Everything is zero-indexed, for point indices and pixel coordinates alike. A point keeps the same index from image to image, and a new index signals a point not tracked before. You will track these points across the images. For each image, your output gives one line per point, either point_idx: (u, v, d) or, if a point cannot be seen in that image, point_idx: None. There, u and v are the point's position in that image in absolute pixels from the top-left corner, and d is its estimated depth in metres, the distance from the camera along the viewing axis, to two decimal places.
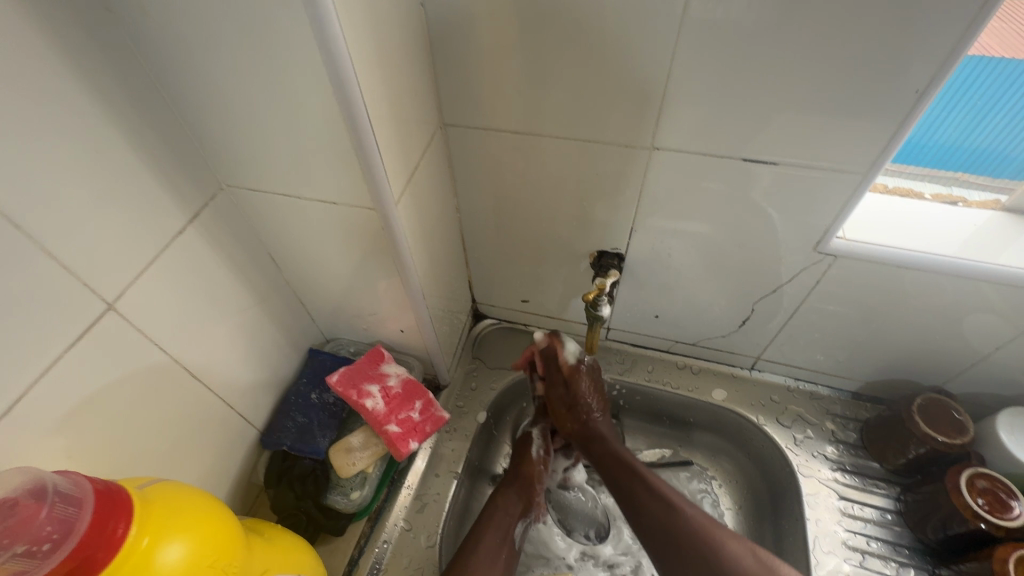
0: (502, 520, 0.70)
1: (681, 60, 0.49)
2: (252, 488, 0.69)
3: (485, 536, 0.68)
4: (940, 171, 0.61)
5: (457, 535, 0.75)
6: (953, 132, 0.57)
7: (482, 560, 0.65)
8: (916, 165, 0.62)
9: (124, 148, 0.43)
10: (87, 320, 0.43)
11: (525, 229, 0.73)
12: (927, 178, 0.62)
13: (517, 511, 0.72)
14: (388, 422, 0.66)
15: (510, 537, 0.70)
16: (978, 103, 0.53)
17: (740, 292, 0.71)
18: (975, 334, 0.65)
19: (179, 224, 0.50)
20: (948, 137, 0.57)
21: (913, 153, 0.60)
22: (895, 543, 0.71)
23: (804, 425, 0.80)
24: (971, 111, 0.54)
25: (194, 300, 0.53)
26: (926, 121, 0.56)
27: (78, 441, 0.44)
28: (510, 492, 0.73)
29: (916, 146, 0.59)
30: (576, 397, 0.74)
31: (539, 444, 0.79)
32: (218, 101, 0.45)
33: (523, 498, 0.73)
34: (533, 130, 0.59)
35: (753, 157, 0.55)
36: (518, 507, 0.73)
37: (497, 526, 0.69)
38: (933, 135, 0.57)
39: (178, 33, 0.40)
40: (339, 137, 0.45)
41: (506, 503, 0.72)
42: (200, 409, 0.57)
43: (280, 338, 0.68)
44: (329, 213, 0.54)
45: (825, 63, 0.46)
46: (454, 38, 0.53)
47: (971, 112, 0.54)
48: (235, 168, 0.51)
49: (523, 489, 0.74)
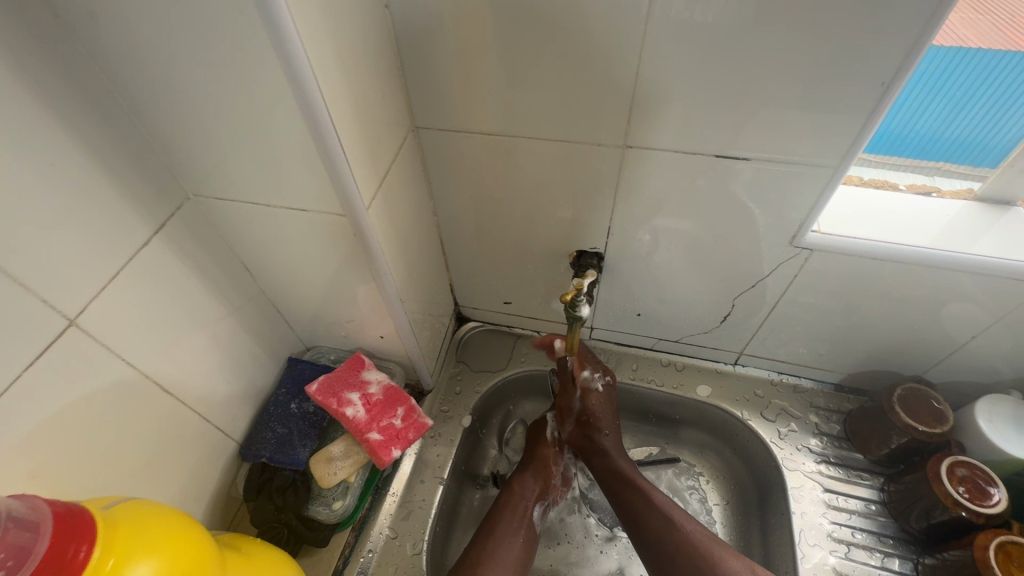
0: (518, 502, 0.71)
1: (649, 58, 0.49)
2: (232, 501, 0.67)
3: (502, 521, 0.68)
4: (922, 161, 0.61)
5: (447, 534, 0.75)
6: (933, 124, 0.56)
7: (500, 541, 0.66)
8: (899, 157, 0.61)
9: (83, 161, 0.42)
10: (48, 338, 0.42)
11: (504, 231, 0.73)
12: (910, 168, 0.62)
13: (535, 493, 0.73)
14: (369, 430, 0.65)
15: (527, 520, 0.70)
16: (958, 93, 0.52)
17: (720, 288, 0.71)
18: (953, 323, 0.65)
19: (144, 235, 0.49)
20: (928, 129, 0.56)
21: (895, 145, 0.59)
22: (880, 533, 0.71)
23: (788, 418, 0.80)
24: (950, 103, 0.53)
25: (163, 313, 0.52)
26: (905, 111, 0.55)
27: (43, 461, 0.43)
28: (526, 476, 0.75)
29: (898, 138, 0.58)
30: (588, 413, 0.76)
31: (553, 426, 0.80)
32: (179, 109, 0.44)
33: (539, 480, 0.74)
34: (506, 131, 0.59)
35: (726, 154, 0.55)
36: (535, 488, 0.73)
37: (514, 509, 0.70)
38: (914, 127, 0.57)
39: (130, 40, 0.39)
40: (303, 144, 0.44)
41: (522, 487, 0.73)
42: (174, 424, 0.56)
43: (257, 348, 0.67)
44: (300, 220, 0.53)
45: (792, 58, 0.46)
46: (422, 41, 0.53)
47: (951, 104, 0.53)
48: (201, 177, 0.50)
49: (538, 468, 0.75)
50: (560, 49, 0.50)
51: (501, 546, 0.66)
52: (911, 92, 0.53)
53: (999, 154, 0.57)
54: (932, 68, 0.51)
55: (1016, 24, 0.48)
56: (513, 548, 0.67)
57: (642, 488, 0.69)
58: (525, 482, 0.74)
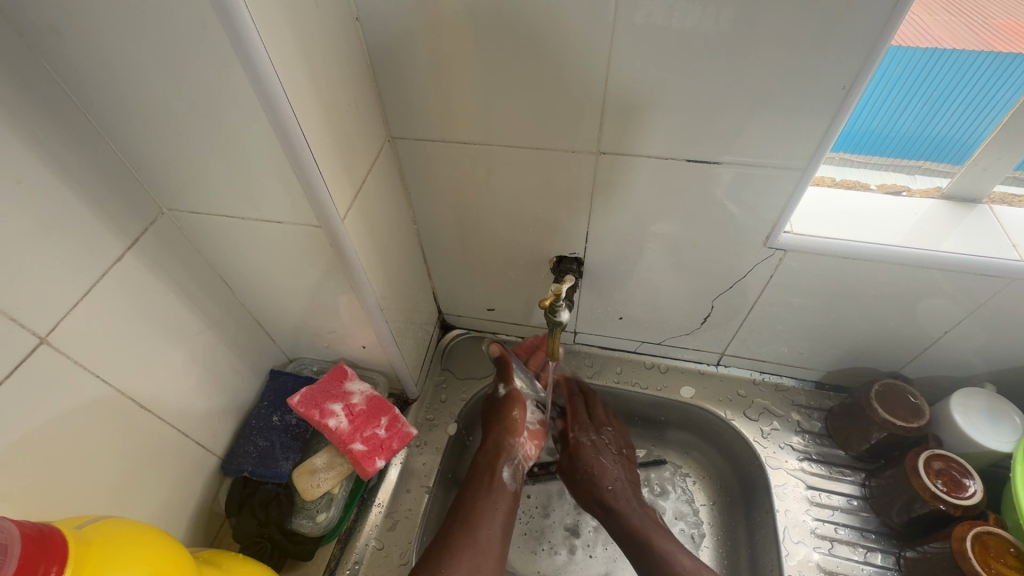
0: (484, 471, 0.72)
1: (619, 65, 0.50)
2: (214, 517, 0.67)
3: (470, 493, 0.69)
4: (902, 161, 0.62)
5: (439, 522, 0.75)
6: (912, 123, 0.57)
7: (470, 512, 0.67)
8: (879, 157, 0.62)
9: (52, 178, 0.42)
10: (19, 356, 0.42)
11: (485, 238, 0.73)
12: (889, 166, 0.63)
13: (501, 456, 0.73)
14: (353, 441, 0.65)
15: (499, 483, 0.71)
16: (935, 93, 0.54)
17: (700, 289, 0.72)
18: (927, 318, 0.66)
19: (116, 251, 0.49)
20: (908, 128, 0.58)
21: (875, 145, 0.61)
22: (863, 528, 0.72)
23: (771, 417, 0.81)
24: (928, 102, 0.55)
25: (138, 328, 0.52)
26: (884, 111, 0.56)
27: (13, 483, 0.43)
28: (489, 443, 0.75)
29: (878, 138, 0.60)
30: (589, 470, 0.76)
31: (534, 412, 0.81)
32: (148, 124, 0.44)
33: (501, 442, 0.74)
34: (481, 140, 0.60)
35: (697, 158, 0.56)
36: (501, 454, 0.74)
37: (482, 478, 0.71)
38: (893, 127, 0.58)
39: (96, 57, 0.39)
40: (275, 156, 0.44)
41: (487, 453, 0.74)
42: (152, 440, 0.56)
43: (237, 361, 0.66)
44: (276, 232, 0.53)
45: (756, 63, 0.47)
46: (395, 53, 0.53)
47: (928, 103, 0.55)
48: (174, 191, 0.50)
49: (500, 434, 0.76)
50: (532, 58, 0.51)
51: (472, 516, 0.66)
52: (889, 93, 0.55)
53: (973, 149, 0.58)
54: (908, 69, 0.52)
55: (991, 26, 0.50)
56: (491, 516, 0.67)
57: (643, 535, 0.68)
58: (490, 451, 0.74)
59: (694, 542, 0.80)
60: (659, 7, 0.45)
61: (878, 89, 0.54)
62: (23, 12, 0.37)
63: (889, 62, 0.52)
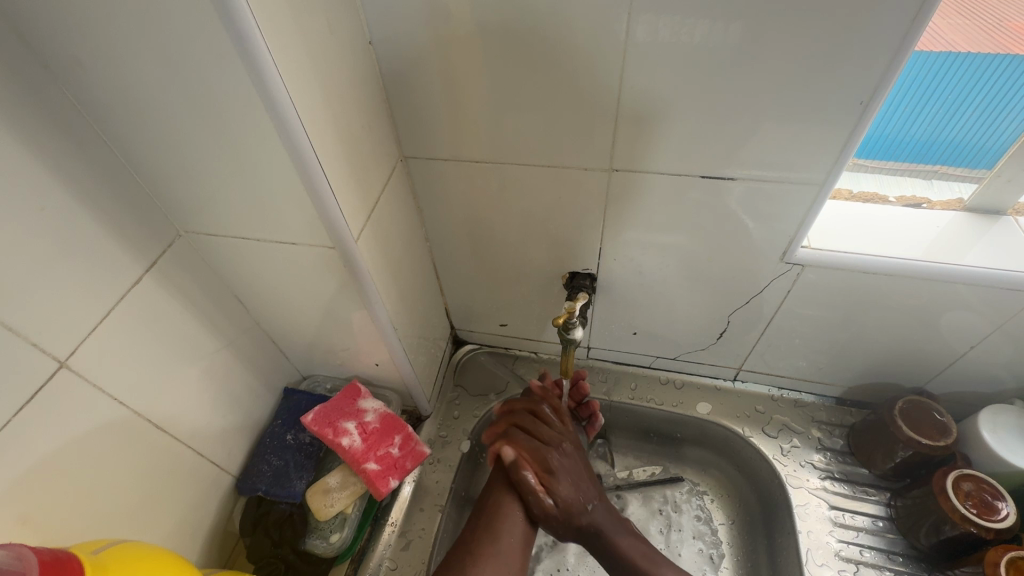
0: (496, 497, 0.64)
1: (631, 83, 0.50)
2: (228, 537, 0.66)
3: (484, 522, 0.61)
4: (919, 165, 0.60)
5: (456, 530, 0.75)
6: (927, 129, 0.56)
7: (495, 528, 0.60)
8: (895, 162, 0.61)
9: (73, 203, 0.43)
10: (39, 381, 0.42)
11: (497, 255, 0.73)
12: (907, 171, 0.61)
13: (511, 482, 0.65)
14: (366, 460, 0.65)
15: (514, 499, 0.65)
16: (951, 97, 0.53)
17: (716, 303, 0.71)
18: (953, 333, 0.65)
19: (135, 273, 0.49)
20: (923, 133, 0.56)
21: (889, 150, 0.60)
22: (889, 551, 0.70)
23: (790, 434, 0.79)
24: (943, 107, 0.54)
25: (156, 349, 0.52)
26: (899, 116, 0.56)
27: (34, 507, 0.43)
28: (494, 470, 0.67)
29: (892, 142, 0.59)
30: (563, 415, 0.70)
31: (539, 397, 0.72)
32: (165, 149, 0.45)
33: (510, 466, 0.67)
34: (493, 159, 0.60)
35: (712, 174, 0.56)
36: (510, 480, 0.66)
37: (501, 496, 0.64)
38: (908, 132, 0.57)
39: (117, 85, 0.40)
40: (291, 181, 0.45)
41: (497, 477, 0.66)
42: (168, 459, 0.56)
43: (252, 379, 0.67)
44: (291, 253, 0.53)
45: (771, 78, 0.47)
46: (409, 76, 0.54)
47: (944, 108, 0.54)
48: (191, 213, 0.51)
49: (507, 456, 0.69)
50: (544, 77, 0.51)
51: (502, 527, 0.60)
52: (904, 97, 0.54)
53: (994, 156, 0.56)
54: (922, 74, 0.52)
55: (1007, 29, 0.49)
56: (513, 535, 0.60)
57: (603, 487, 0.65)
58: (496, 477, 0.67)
59: (713, 562, 0.78)
60: (672, 26, 0.45)
61: (892, 95, 0.54)
62: (49, 46, 0.38)
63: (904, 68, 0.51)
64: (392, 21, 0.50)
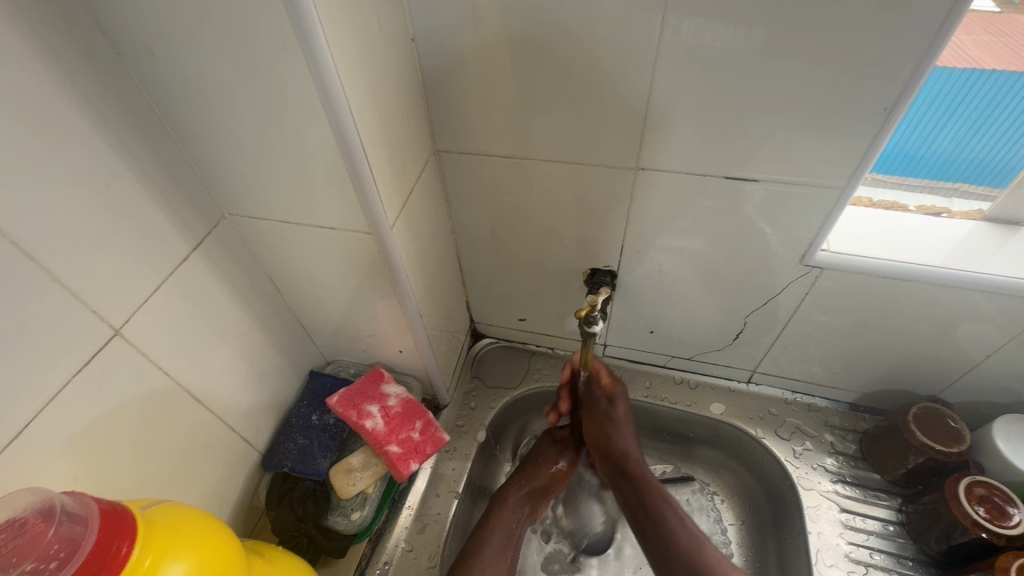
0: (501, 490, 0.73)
1: (660, 85, 0.51)
2: (253, 510, 0.69)
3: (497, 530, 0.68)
4: (939, 182, 0.62)
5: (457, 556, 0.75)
6: (949, 144, 0.57)
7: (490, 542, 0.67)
8: (914, 177, 0.62)
9: (131, 181, 0.46)
10: (96, 345, 0.45)
11: (519, 250, 0.75)
12: (925, 189, 0.63)
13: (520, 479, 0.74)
14: (388, 442, 0.67)
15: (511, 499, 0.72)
16: (974, 115, 0.54)
17: (733, 305, 0.72)
18: (969, 342, 0.65)
19: (183, 251, 0.52)
20: (944, 149, 0.57)
21: (909, 166, 0.61)
22: (899, 555, 0.71)
23: (803, 437, 0.80)
24: (966, 124, 0.55)
25: (198, 324, 0.55)
26: (921, 130, 0.57)
27: (85, 465, 0.46)
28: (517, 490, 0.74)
29: (912, 158, 0.60)
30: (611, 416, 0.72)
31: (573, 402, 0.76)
32: (218, 133, 0.47)
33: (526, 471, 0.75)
34: (522, 154, 0.62)
35: (735, 175, 0.57)
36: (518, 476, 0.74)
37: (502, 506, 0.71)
38: (929, 147, 0.58)
39: (181, 70, 0.43)
40: (335, 167, 0.47)
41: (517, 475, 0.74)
42: (202, 430, 0.58)
43: (280, 359, 0.69)
44: (327, 238, 0.56)
45: (797, 83, 0.48)
46: (446, 71, 0.56)
47: (967, 124, 0.55)
48: (236, 195, 0.54)
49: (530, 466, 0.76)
50: (575, 76, 0.53)
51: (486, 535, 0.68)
52: (926, 112, 0.55)
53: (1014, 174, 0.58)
54: (946, 89, 0.53)
55: None
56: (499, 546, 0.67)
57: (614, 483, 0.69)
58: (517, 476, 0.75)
59: None
60: (706, 30, 0.47)
61: (915, 109, 0.55)
62: (124, 34, 0.41)
63: (928, 84, 0.52)
64: (434, 20, 0.52)
